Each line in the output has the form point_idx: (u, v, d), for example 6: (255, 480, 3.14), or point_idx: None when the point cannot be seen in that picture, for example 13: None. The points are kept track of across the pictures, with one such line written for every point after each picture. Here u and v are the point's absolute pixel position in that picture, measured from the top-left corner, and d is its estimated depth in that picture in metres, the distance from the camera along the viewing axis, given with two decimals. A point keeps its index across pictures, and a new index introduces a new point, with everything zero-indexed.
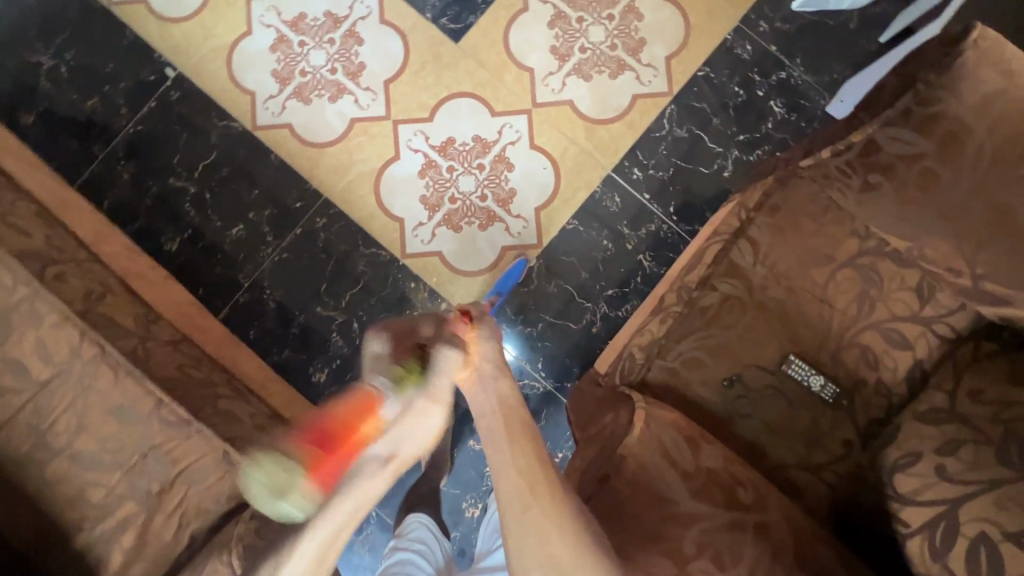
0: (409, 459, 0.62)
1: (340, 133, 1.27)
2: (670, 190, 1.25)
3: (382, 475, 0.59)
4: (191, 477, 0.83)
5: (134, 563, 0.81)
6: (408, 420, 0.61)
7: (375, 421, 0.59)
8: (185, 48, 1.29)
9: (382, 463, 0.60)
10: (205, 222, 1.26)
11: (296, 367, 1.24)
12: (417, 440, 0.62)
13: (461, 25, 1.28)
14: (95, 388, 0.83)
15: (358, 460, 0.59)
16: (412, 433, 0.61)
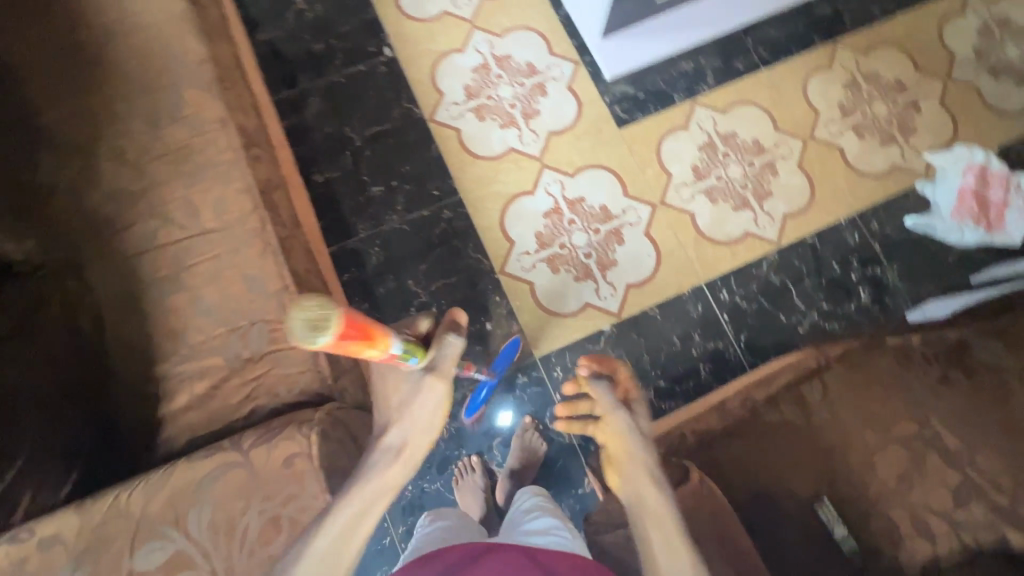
0: (419, 449, 0.73)
1: (496, 154, 1.46)
2: (747, 320, 1.37)
3: (396, 460, 0.71)
4: (277, 359, 0.91)
5: (197, 411, 0.89)
6: (415, 413, 0.74)
7: (386, 347, 0.69)
8: (406, 39, 1.53)
9: (395, 451, 0.72)
10: (355, 172, 1.43)
11: (367, 321, 1.34)
12: (424, 429, 0.74)
13: (629, 118, 1.49)
14: (242, 254, 0.95)
15: (377, 450, 0.72)
16: (420, 422, 0.74)
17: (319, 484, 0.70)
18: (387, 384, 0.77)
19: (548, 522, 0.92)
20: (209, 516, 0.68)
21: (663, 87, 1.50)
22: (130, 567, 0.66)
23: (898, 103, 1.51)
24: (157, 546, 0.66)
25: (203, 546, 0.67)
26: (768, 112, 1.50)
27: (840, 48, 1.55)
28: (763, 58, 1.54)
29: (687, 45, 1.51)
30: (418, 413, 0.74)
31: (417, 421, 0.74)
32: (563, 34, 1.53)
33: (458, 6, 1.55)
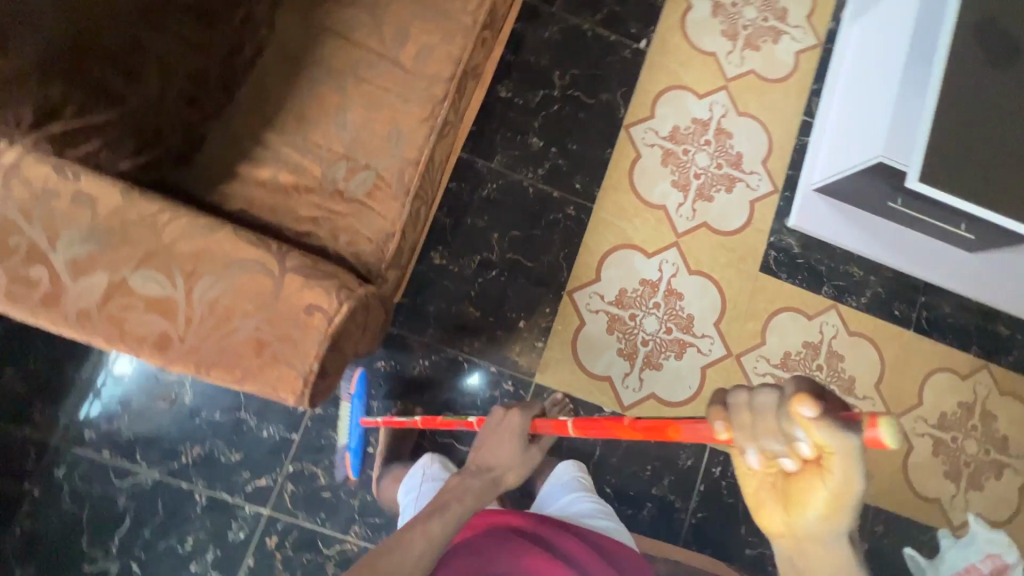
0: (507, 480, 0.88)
1: (649, 199, 1.40)
2: (714, 505, 1.31)
3: (488, 486, 0.85)
4: (358, 211, 0.87)
5: (266, 195, 0.86)
6: (510, 456, 0.88)
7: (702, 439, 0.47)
8: (667, 48, 1.46)
9: (490, 479, 0.86)
10: (532, 113, 1.39)
11: (437, 233, 1.31)
12: (515, 468, 0.89)
13: (776, 269, 1.42)
14: (407, 106, 0.91)
15: (477, 470, 0.87)
16: (513, 465, 0.88)
17: (315, 347, 0.66)
18: (494, 434, 0.89)
19: (577, 498, 1.00)
20: (215, 293, 0.65)
21: (823, 271, 1.43)
22: (122, 277, 0.64)
23: (989, 457, 1.43)
24: (156, 279, 0.64)
25: (190, 312, 0.64)
26: (883, 367, 1.43)
27: (985, 371, 1.46)
28: (918, 321, 1.46)
29: (873, 256, 1.43)
30: (509, 462, 0.88)
31: (501, 468, 0.88)
32: (786, 158, 1.46)
33: (728, 60, 1.48)
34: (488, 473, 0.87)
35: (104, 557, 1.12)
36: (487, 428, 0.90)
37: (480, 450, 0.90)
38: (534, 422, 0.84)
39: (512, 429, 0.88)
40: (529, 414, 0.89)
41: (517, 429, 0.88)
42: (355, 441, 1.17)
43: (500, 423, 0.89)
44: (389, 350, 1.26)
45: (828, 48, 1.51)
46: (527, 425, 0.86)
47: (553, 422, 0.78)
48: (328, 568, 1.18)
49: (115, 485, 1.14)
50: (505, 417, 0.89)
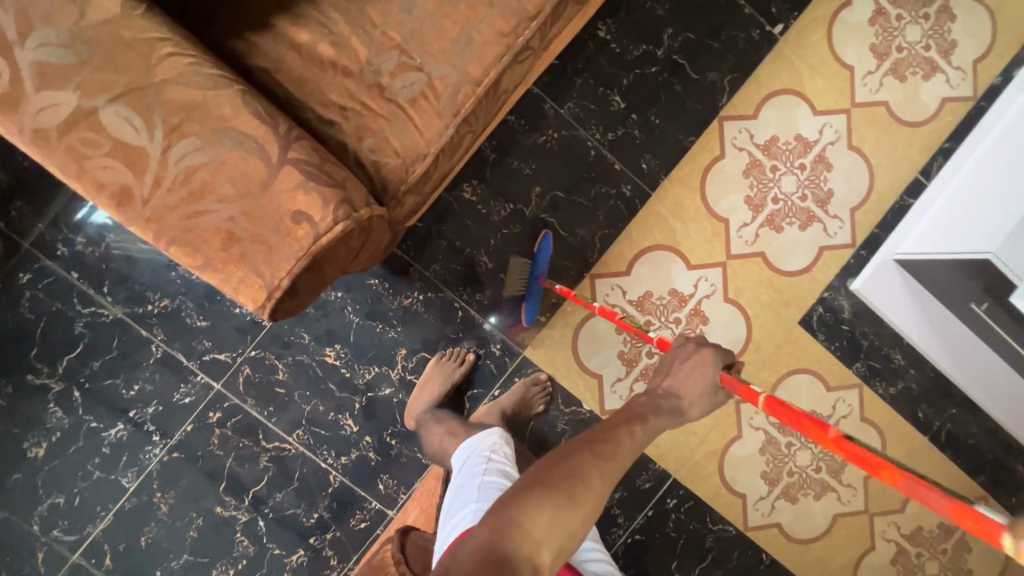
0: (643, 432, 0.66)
1: (713, 207, 1.24)
2: (654, 533, 1.27)
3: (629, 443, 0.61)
4: (392, 118, 0.74)
5: (297, 62, 0.73)
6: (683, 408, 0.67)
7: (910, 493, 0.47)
8: (802, 43, 1.24)
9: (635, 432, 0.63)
10: (626, 67, 1.20)
11: (477, 165, 1.18)
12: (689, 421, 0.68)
13: (816, 327, 1.28)
14: (488, 10, 0.75)
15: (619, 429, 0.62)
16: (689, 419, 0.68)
17: (290, 263, 0.56)
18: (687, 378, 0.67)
19: (587, 550, 0.83)
20: (194, 161, 0.55)
21: (864, 346, 1.29)
22: (94, 107, 0.53)
23: None
24: (131, 121, 0.54)
25: (160, 175, 0.54)
26: None
27: (982, 503, 1.34)
28: (938, 431, 1.32)
29: (926, 352, 1.29)
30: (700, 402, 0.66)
31: (686, 406, 0.66)
32: (879, 214, 1.28)
33: (864, 81, 1.26)
34: (673, 403, 0.67)
35: (48, 374, 1.10)
36: (675, 359, 0.69)
37: (668, 379, 0.69)
38: (725, 373, 0.67)
39: (697, 363, 0.67)
40: (725, 357, 0.68)
41: (708, 362, 0.67)
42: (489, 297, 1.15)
43: (684, 357, 0.69)
44: (386, 273, 1.17)
45: (981, 106, 1.28)
46: (719, 374, 0.66)
47: (744, 382, 0.65)
48: (261, 459, 1.16)
49: (75, 309, 1.10)
50: (699, 355, 0.68)
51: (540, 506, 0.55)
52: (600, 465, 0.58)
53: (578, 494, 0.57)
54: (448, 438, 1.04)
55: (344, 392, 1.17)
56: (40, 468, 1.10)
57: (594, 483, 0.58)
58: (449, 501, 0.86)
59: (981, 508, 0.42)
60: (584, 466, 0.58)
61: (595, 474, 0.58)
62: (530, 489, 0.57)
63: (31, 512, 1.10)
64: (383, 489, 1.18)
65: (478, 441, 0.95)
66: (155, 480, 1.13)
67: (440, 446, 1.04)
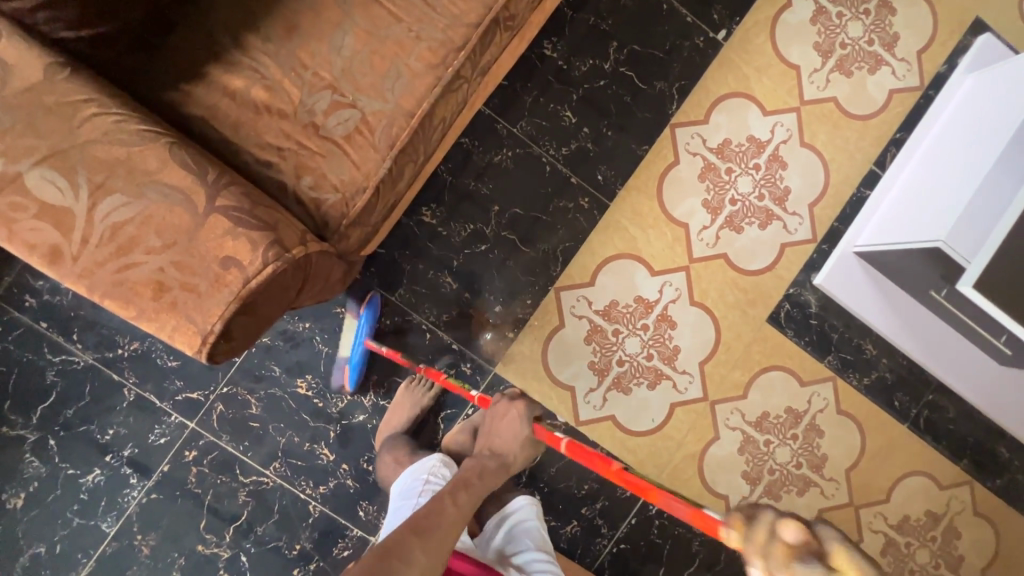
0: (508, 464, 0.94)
1: (672, 213, 1.26)
2: (639, 541, 1.26)
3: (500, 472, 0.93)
4: (328, 155, 0.76)
5: (232, 107, 0.75)
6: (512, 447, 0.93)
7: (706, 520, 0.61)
8: (745, 47, 1.27)
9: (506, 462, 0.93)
10: (574, 83, 1.23)
11: (434, 190, 1.20)
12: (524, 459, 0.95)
13: (783, 323, 1.29)
14: (416, 44, 0.78)
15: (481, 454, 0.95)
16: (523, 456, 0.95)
17: (221, 307, 0.58)
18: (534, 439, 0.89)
19: (530, 555, 0.95)
20: (121, 216, 0.57)
21: (835, 339, 1.30)
22: (19, 171, 0.55)
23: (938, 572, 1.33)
24: (55, 183, 0.56)
25: (88, 232, 0.56)
26: (860, 454, 1.32)
27: (967, 487, 1.33)
28: (916, 418, 1.32)
29: (895, 341, 1.29)
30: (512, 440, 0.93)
31: (509, 455, 0.93)
32: (838, 207, 1.29)
33: (811, 79, 1.28)
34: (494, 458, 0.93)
35: (24, 425, 1.11)
36: (493, 416, 0.97)
37: (488, 436, 0.97)
38: (535, 423, 0.93)
39: (511, 419, 0.94)
40: (533, 410, 0.95)
41: (522, 415, 0.93)
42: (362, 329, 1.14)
43: (502, 411, 0.95)
44: (348, 299, 1.18)
45: (929, 95, 1.29)
46: (529, 426, 0.91)
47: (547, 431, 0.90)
48: (239, 494, 1.16)
49: (46, 359, 1.12)
50: (512, 411, 0.94)
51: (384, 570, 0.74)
52: (421, 541, 0.79)
53: (422, 544, 0.78)
54: (395, 466, 1.08)
55: (316, 421, 1.18)
56: (19, 519, 1.11)
57: (432, 537, 0.80)
58: (391, 516, 1.01)
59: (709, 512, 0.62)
60: (435, 523, 0.81)
61: (422, 544, 0.78)
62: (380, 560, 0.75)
63: (13, 564, 1.11)
64: (364, 516, 1.19)
65: (415, 465, 1.04)
66: (135, 523, 1.14)
67: (388, 473, 1.09)
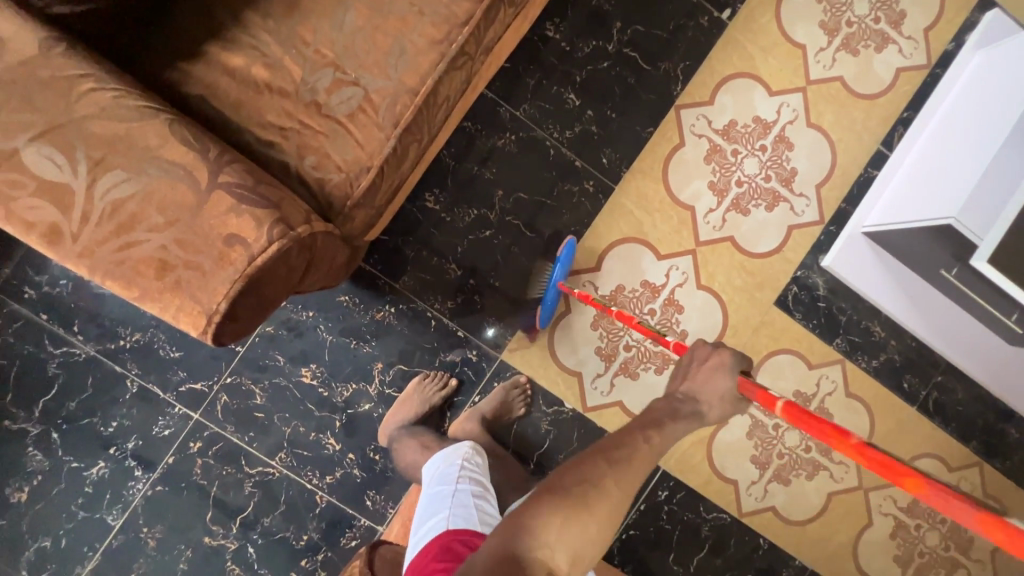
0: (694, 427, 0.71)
1: (678, 196, 1.25)
2: (648, 527, 1.26)
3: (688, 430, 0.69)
4: (331, 134, 0.75)
5: (232, 87, 0.74)
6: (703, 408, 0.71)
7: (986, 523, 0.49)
8: (751, 27, 1.25)
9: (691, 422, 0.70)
10: (579, 64, 1.21)
11: (438, 175, 1.19)
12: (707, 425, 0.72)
13: (791, 306, 1.28)
14: (418, 20, 0.76)
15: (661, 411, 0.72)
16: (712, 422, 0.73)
17: (226, 286, 0.56)
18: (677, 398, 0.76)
19: None
20: (121, 193, 0.55)
21: (843, 321, 1.29)
22: (15, 148, 0.54)
23: (948, 554, 1.32)
24: (52, 159, 0.54)
25: (87, 210, 0.55)
26: (870, 437, 1.31)
27: (976, 468, 1.33)
28: (926, 400, 1.32)
29: (904, 323, 1.28)
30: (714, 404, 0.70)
31: (707, 411, 0.71)
32: (845, 188, 1.27)
33: (816, 58, 1.27)
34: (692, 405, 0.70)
35: (25, 418, 1.10)
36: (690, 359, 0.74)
37: (685, 381, 0.73)
38: (742, 379, 0.71)
39: (716, 364, 0.71)
40: (741, 362, 0.72)
41: (728, 365, 0.71)
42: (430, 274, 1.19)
43: (705, 359, 0.72)
44: (353, 286, 1.17)
45: (937, 73, 1.28)
46: (737, 379, 0.70)
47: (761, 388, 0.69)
48: (246, 485, 1.15)
49: (47, 351, 1.10)
50: (717, 356, 0.71)
51: (554, 517, 0.59)
52: (613, 470, 0.62)
53: (584, 521, 0.60)
54: (423, 451, 1.07)
55: (322, 411, 1.17)
56: (24, 513, 1.10)
57: (606, 491, 0.61)
58: (424, 504, 0.94)
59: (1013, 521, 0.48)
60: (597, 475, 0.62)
61: (609, 480, 0.62)
62: (549, 497, 0.61)
63: (17, 558, 1.10)
64: (371, 505, 1.18)
65: (448, 452, 1.01)
66: (140, 516, 1.13)
67: (412, 459, 1.07)
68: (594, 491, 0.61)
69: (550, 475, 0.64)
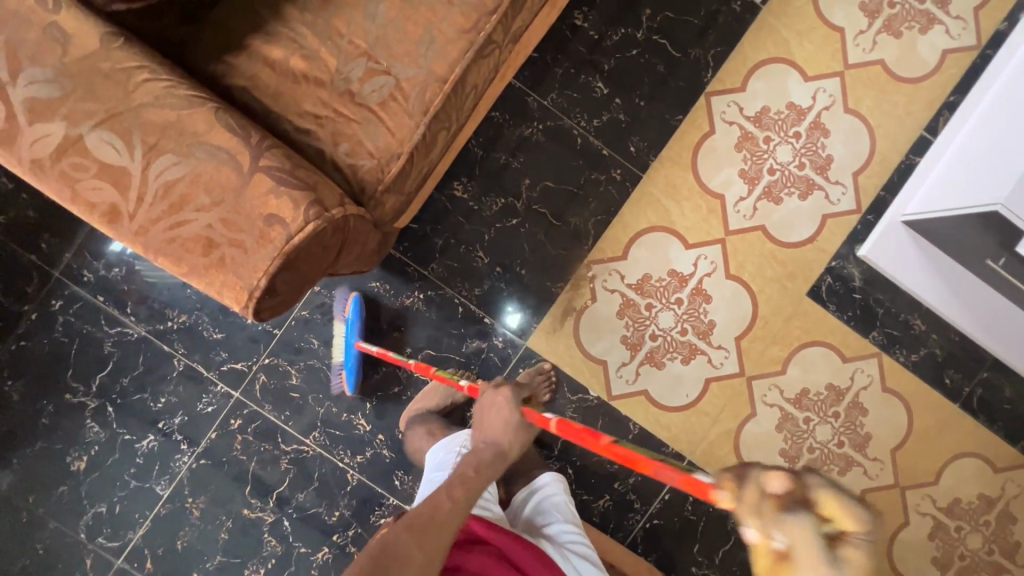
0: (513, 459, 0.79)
1: (707, 184, 1.23)
2: (673, 516, 1.25)
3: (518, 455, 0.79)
4: (365, 123, 0.78)
5: (273, 78, 0.77)
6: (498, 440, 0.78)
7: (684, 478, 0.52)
8: (785, 11, 1.22)
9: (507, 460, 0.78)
10: (606, 53, 1.21)
11: (465, 165, 1.21)
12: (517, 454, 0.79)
13: (824, 297, 1.25)
14: (448, 9, 0.78)
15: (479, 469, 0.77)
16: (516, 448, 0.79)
17: (266, 263, 0.60)
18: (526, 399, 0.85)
19: (561, 529, 0.94)
20: (173, 175, 0.59)
21: (880, 313, 1.25)
22: (81, 134, 0.59)
23: (993, 558, 1.27)
24: (113, 144, 0.59)
25: (143, 190, 0.59)
26: (907, 434, 1.27)
27: None
28: (970, 397, 1.26)
29: (947, 316, 1.23)
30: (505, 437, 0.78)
31: (506, 445, 0.78)
32: (885, 175, 1.23)
33: (856, 42, 1.23)
34: (491, 447, 0.78)
35: (84, 393, 1.19)
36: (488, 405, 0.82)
37: (482, 427, 0.81)
38: (524, 407, 0.80)
39: (499, 407, 0.80)
40: (520, 391, 0.82)
41: (508, 401, 0.80)
42: (354, 326, 1.16)
43: (491, 398, 0.82)
44: (383, 273, 1.21)
45: (987, 54, 1.22)
46: (519, 411, 0.78)
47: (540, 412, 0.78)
48: (282, 462, 1.21)
49: (103, 331, 1.19)
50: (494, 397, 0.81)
51: None
52: (416, 538, 0.69)
53: (428, 537, 0.69)
54: (427, 437, 1.10)
55: (352, 393, 1.21)
56: (83, 481, 1.19)
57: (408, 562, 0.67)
58: (422, 488, 0.99)
59: (699, 475, 0.51)
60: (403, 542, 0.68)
61: (456, 489, 0.74)
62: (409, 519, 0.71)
63: (77, 522, 1.19)
64: (399, 485, 1.22)
65: (449, 438, 1.02)
66: (185, 487, 1.20)
67: (418, 445, 1.10)
68: (398, 556, 0.67)
69: (362, 555, 0.68)
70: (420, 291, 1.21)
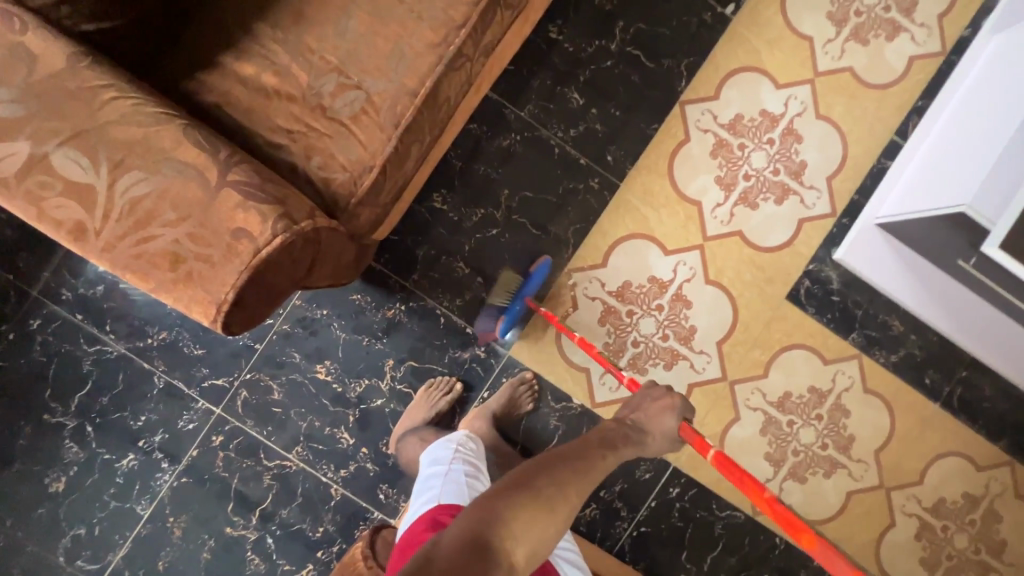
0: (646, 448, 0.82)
1: (684, 191, 1.25)
2: (660, 524, 1.25)
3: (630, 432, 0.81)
4: (336, 137, 0.79)
5: (244, 94, 0.78)
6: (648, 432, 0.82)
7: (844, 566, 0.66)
8: (756, 20, 1.25)
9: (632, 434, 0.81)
10: (582, 64, 1.23)
11: (445, 176, 1.22)
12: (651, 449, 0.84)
13: (803, 300, 1.26)
14: (417, 25, 0.80)
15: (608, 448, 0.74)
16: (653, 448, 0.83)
17: (234, 277, 0.60)
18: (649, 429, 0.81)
19: None
20: (139, 192, 0.60)
21: (859, 315, 1.26)
22: (45, 152, 0.59)
23: (978, 558, 1.27)
24: (78, 162, 0.59)
25: (109, 208, 0.59)
26: (890, 435, 1.28)
27: (1007, 468, 1.27)
28: (950, 396, 1.27)
29: (924, 317, 1.24)
30: (658, 441, 0.82)
31: (648, 439, 0.81)
32: (857, 179, 1.25)
33: (825, 49, 1.25)
34: (638, 426, 0.81)
35: (62, 412, 1.17)
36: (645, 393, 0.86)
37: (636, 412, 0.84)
38: (682, 424, 0.83)
39: (664, 407, 0.83)
40: (687, 409, 0.84)
41: (675, 409, 0.83)
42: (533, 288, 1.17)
43: (658, 399, 0.84)
44: (365, 285, 1.21)
45: (952, 60, 1.25)
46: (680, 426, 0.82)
47: (698, 436, 0.81)
48: (265, 478, 1.20)
49: (82, 349, 1.18)
50: (667, 399, 0.84)
51: (515, 505, 0.61)
52: (573, 474, 0.67)
53: (584, 477, 0.68)
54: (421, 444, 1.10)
55: (337, 407, 1.21)
56: (61, 502, 1.17)
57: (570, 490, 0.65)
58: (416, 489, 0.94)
59: None
60: (565, 477, 0.66)
61: (571, 489, 0.65)
62: (516, 485, 0.63)
63: (55, 545, 1.17)
64: (384, 498, 1.21)
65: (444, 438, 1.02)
66: (166, 507, 1.18)
67: (413, 454, 1.10)
68: (558, 485, 0.65)
69: (530, 465, 0.67)
70: (401, 303, 1.21)
